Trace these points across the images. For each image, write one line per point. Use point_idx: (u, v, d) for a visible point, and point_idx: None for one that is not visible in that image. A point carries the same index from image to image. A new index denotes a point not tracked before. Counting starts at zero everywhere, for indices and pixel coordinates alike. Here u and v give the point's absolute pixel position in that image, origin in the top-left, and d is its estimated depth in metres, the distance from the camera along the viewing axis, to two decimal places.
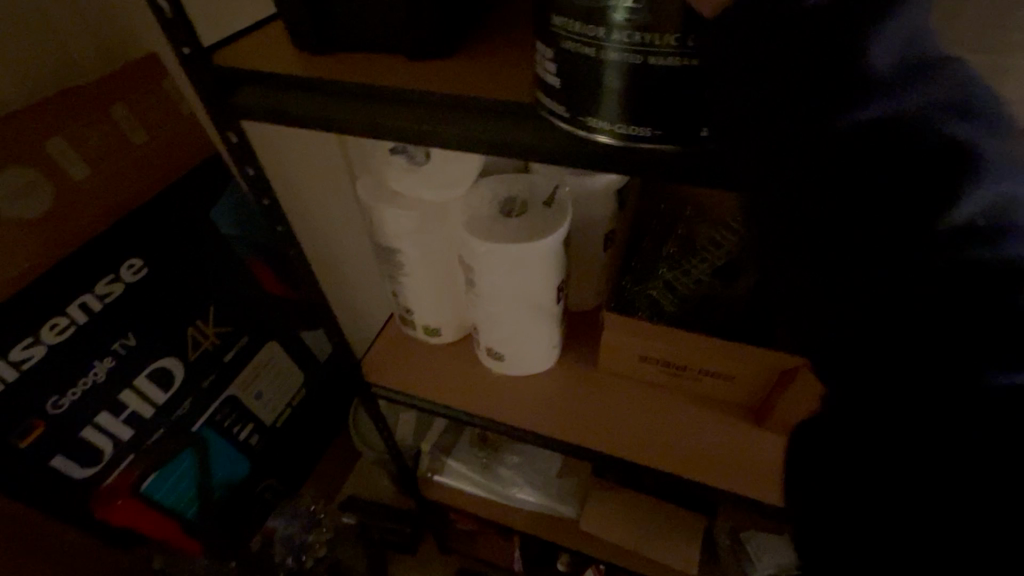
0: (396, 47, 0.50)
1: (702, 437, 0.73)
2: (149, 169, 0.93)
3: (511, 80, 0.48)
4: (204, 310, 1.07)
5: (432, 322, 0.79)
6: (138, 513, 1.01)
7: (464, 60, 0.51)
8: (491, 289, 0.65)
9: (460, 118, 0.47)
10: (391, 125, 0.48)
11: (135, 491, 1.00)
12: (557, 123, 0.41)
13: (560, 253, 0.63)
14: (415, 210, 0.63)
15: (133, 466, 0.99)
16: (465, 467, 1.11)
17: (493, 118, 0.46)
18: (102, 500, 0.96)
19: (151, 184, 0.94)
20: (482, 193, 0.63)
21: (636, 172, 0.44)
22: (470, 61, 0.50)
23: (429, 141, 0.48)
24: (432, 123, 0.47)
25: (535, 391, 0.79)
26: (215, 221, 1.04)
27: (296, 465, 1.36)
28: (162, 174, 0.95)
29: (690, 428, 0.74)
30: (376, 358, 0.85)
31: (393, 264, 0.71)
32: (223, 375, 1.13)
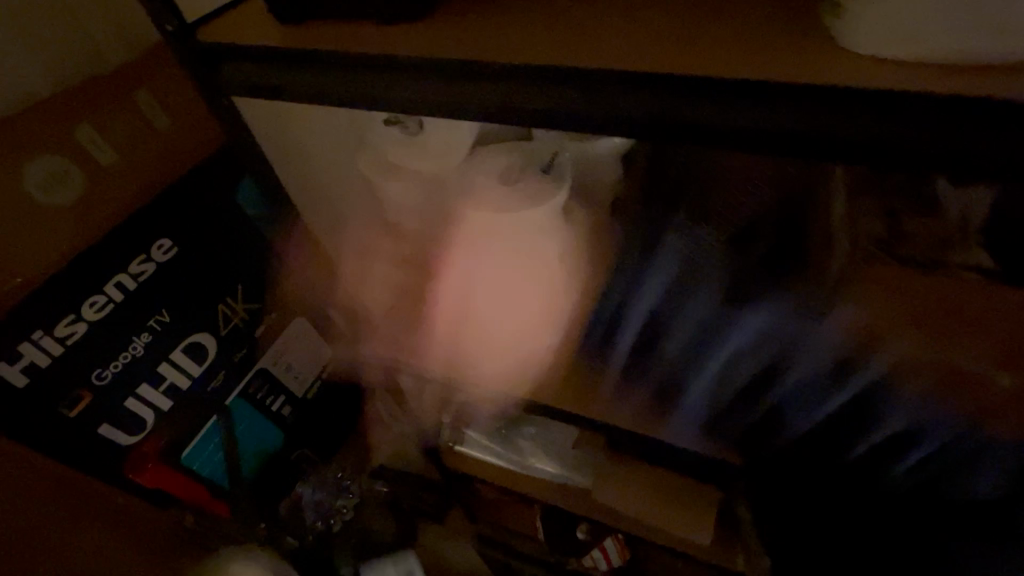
0: (370, 12, 0.49)
1: None
2: (175, 151, 0.96)
3: (496, 40, 0.46)
4: (232, 288, 1.10)
5: (441, 295, 0.79)
6: (169, 477, 1.03)
7: (439, 20, 0.49)
8: (491, 260, 0.65)
9: (447, 84, 0.46)
10: (375, 92, 0.48)
11: (162, 457, 1.03)
12: (555, 16, 0.48)
13: (559, 222, 0.62)
14: (412, 182, 0.63)
15: (160, 434, 1.04)
16: (482, 436, 1.14)
17: (465, 82, 0.45)
18: (134, 465, 1.00)
19: (173, 168, 0.95)
20: (478, 162, 0.62)
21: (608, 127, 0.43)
22: (446, 22, 0.49)
23: (404, 108, 0.48)
24: (419, 89, 0.46)
25: (543, 364, 0.79)
26: (240, 202, 1.07)
27: (328, 437, 1.41)
28: (184, 159, 0.96)
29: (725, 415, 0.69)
30: (390, 332, 0.86)
31: (399, 238, 0.71)
32: (254, 349, 1.17)
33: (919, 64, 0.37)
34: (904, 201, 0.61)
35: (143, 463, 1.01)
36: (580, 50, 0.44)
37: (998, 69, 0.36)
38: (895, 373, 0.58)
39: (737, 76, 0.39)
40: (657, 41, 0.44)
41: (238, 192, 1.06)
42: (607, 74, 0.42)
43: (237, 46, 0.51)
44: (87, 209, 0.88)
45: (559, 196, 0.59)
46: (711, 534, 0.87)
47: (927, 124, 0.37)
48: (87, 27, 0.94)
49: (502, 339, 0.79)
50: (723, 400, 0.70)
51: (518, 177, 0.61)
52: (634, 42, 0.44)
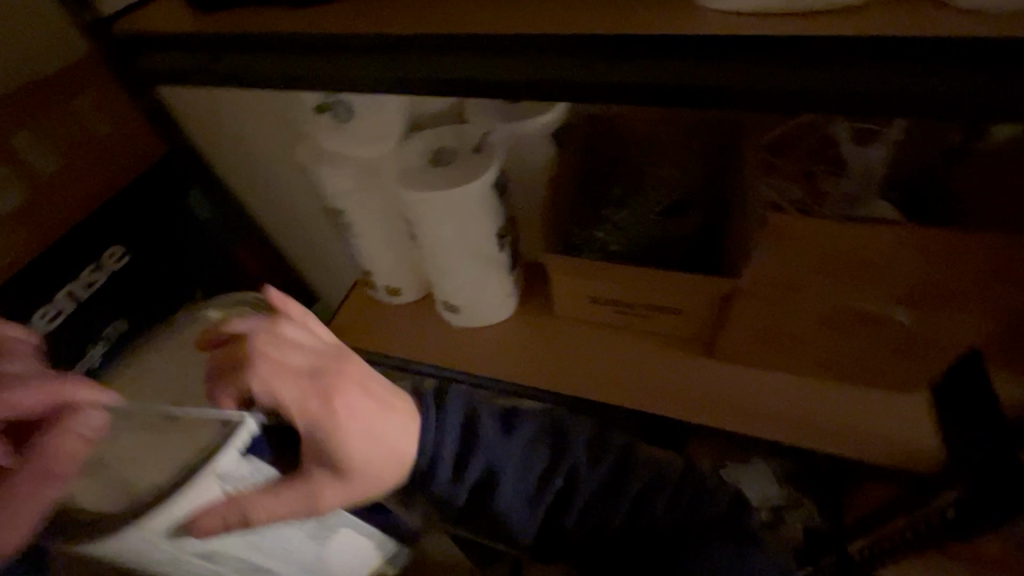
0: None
1: (652, 377, 0.74)
2: (116, 159, 0.93)
3: (403, 15, 0.49)
4: (188, 293, 1.10)
5: (391, 282, 0.81)
6: None
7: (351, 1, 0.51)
8: (430, 239, 0.67)
9: (356, 62, 0.48)
10: (289, 72, 0.50)
11: None
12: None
13: (493, 198, 0.64)
14: (348, 167, 0.65)
15: None
16: None
17: (375, 57, 0.47)
18: None
19: (116, 176, 0.94)
20: (412, 146, 0.64)
21: (512, 93, 0.46)
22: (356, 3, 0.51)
23: (321, 86, 0.50)
24: (331, 66, 0.48)
25: (490, 339, 0.81)
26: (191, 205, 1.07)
27: None
28: (127, 167, 0.95)
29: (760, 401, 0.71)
30: (345, 322, 0.87)
31: (343, 225, 0.73)
32: None
33: (762, 15, 0.41)
34: (819, 163, 0.65)
35: None
36: (484, 20, 0.46)
37: (849, 14, 0.39)
38: (816, 322, 0.62)
39: (624, 38, 0.42)
40: (557, 11, 0.46)
41: (190, 196, 1.08)
42: (498, 38, 0.44)
43: (155, 36, 0.53)
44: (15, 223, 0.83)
45: (488, 174, 0.62)
46: None
47: (802, 73, 0.39)
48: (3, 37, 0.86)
49: (452, 320, 0.81)
50: (670, 361, 0.75)
51: (451, 157, 0.63)
52: (538, 11, 0.46)
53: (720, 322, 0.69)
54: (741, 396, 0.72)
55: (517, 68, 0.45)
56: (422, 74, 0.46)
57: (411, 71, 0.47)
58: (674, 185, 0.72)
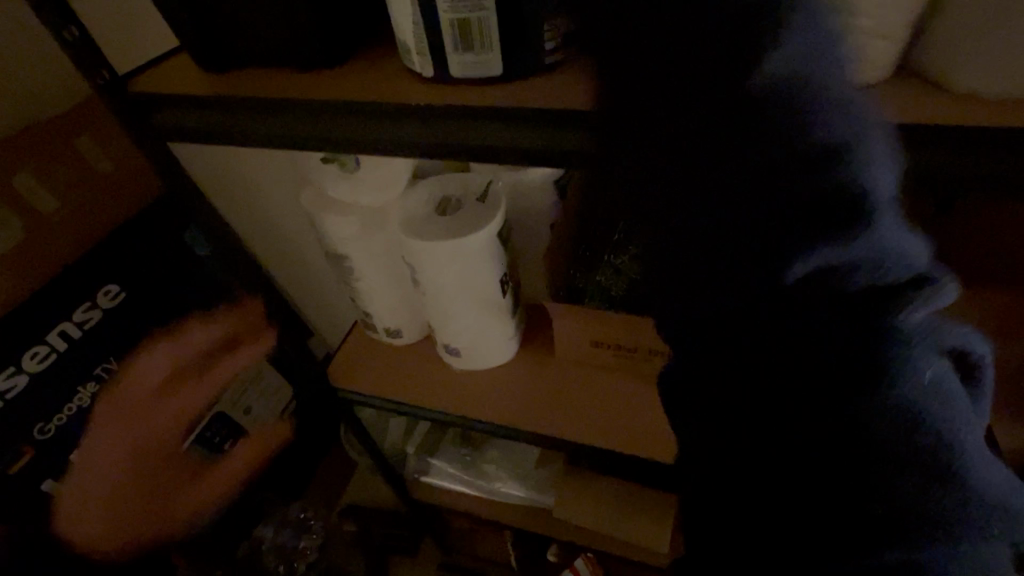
0: (291, 60, 0.52)
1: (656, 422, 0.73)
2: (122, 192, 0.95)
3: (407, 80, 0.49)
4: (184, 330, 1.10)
5: (391, 324, 0.81)
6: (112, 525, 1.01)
7: (360, 64, 0.52)
8: (433, 285, 0.67)
9: (376, 127, 0.49)
10: (312, 136, 0.51)
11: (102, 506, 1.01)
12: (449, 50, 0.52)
13: (497, 244, 0.65)
14: (354, 215, 0.66)
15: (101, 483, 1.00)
16: (448, 465, 1.14)
17: (387, 119, 0.49)
18: (70, 515, 0.97)
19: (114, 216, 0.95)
20: (419, 195, 0.65)
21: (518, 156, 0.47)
22: (363, 67, 0.52)
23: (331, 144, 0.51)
24: (352, 127, 0.50)
25: (490, 382, 0.80)
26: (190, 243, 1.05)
27: (292, 476, 1.40)
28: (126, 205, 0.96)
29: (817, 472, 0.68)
30: (343, 364, 0.85)
31: (344, 270, 0.74)
32: (208, 393, 1.16)
33: None
34: None
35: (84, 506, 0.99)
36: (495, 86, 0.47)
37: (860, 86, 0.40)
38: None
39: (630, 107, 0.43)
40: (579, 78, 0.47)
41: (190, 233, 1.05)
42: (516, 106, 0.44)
43: (169, 97, 0.54)
44: (33, 249, 0.86)
45: (493, 223, 0.62)
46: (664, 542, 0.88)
47: None
48: (35, 56, 0.89)
49: (453, 363, 0.80)
50: None
51: (456, 206, 0.64)
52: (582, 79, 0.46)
53: None
54: None
55: (533, 138, 0.45)
56: (434, 136, 0.48)
57: (430, 138, 0.48)
58: None
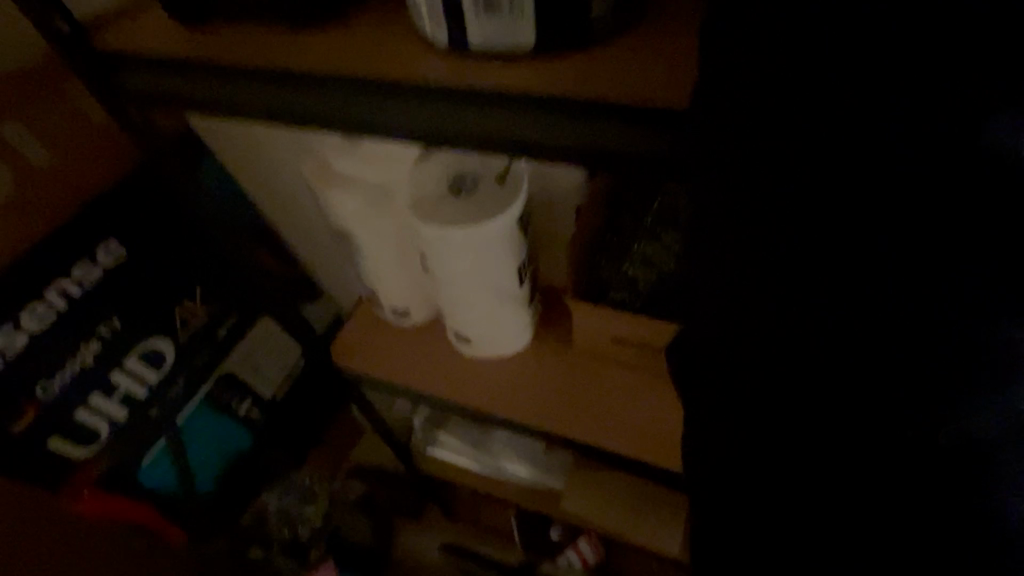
0: (274, 19, 0.47)
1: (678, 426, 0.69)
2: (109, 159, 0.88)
3: (406, 53, 0.45)
4: (189, 289, 1.07)
5: (399, 304, 0.75)
6: (109, 503, 1.00)
7: (354, 30, 0.47)
8: (444, 272, 0.61)
9: (394, 111, 0.45)
10: (323, 116, 0.47)
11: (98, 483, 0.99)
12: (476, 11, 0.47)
13: (517, 231, 0.58)
14: (359, 190, 0.59)
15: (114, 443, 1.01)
16: (455, 439, 1.12)
17: (382, 98, 0.45)
18: (68, 494, 0.95)
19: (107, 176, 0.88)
20: (431, 171, 0.58)
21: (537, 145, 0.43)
22: (358, 32, 0.47)
23: (323, 122, 0.48)
24: (367, 109, 0.46)
25: (502, 371, 0.75)
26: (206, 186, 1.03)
27: (299, 436, 1.38)
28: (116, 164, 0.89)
29: None
30: (347, 342, 0.81)
31: (348, 248, 0.68)
32: (216, 353, 1.14)
33: None
34: None
35: (80, 488, 0.96)
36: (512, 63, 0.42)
37: None
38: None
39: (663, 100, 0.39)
40: (614, 62, 0.42)
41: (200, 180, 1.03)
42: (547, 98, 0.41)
43: (141, 53, 0.50)
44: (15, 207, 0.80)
45: (513, 209, 0.55)
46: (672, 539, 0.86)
47: None
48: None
49: (464, 351, 0.75)
50: None
51: (473, 187, 0.57)
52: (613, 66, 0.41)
53: None
54: None
55: (560, 134, 0.42)
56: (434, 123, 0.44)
57: (454, 128, 0.44)
58: None
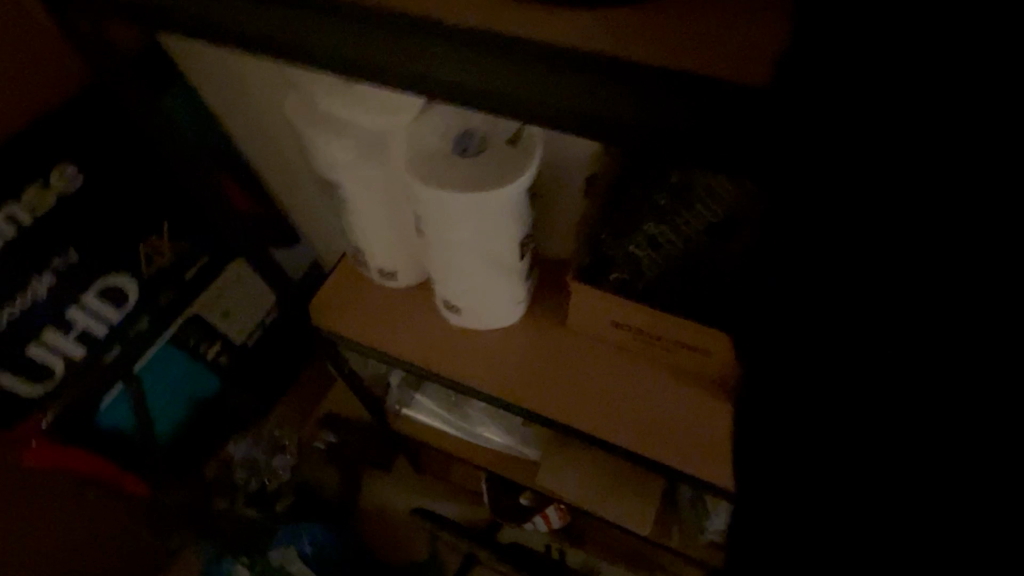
0: None
1: (669, 414, 0.67)
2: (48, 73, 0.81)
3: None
4: (156, 224, 0.99)
5: (386, 265, 0.70)
6: (59, 454, 0.93)
7: None
8: (441, 237, 0.56)
9: (399, 48, 0.40)
10: (316, 47, 0.41)
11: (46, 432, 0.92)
12: None
13: (525, 200, 0.53)
14: (352, 138, 0.53)
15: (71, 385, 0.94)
16: (432, 401, 1.10)
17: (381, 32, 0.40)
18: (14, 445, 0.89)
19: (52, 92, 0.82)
20: (435, 123, 0.52)
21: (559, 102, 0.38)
22: None
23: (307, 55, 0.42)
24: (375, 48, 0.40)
25: (490, 344, 0.72)
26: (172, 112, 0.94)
27: (269, 383, 1.33)
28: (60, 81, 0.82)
29: None
30: (328, 301, 0.76)
31: (335, 200, 0.62)
32: (183, 294, 1.07)
33: None
34: None
35: (27, 438, 0.90)
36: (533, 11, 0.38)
37: None
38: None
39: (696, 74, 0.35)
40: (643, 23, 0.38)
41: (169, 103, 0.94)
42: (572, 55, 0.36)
43: None
44: None
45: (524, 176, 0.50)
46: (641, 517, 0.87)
47: None
48: None
49: (453, 320, 0.71)
50: (699, 404, 0.67)
51: (481, 145, 0.51)
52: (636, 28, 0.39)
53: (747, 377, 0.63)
54: None
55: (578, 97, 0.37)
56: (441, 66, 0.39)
57: (472, 80, 0.39)
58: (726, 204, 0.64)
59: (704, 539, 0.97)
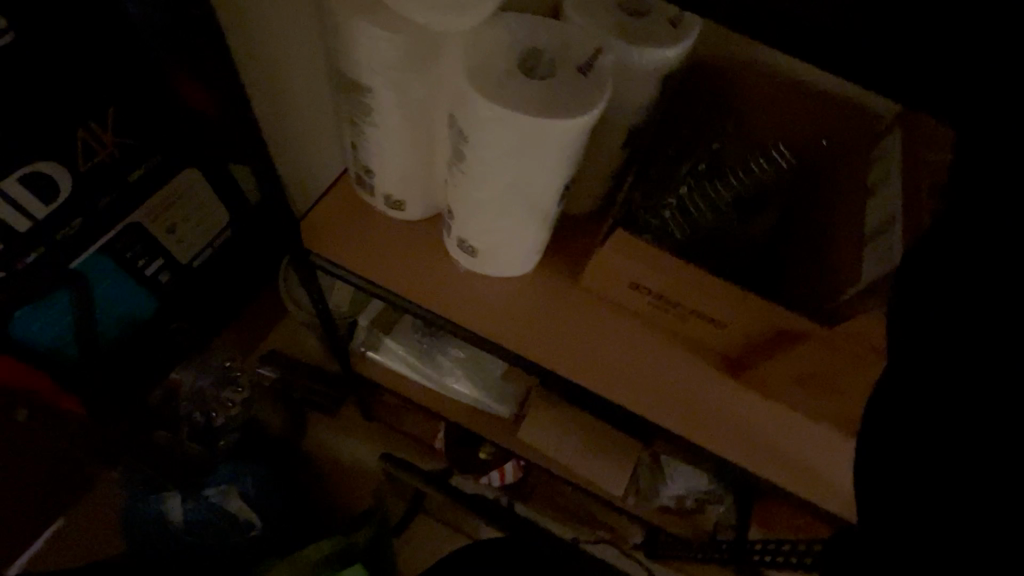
0: None
1: (668, 382, 0.67)
2: None
3: None
4: (99, 111, 0.84)
5: (396, 193, 0.64)
6: None
7: None
8: (480, 168, 0.51)
9: None
10: None
11: None
12: None
13: (581, 141, 0.49)
14: (401, 36, 0.46)
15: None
16: (401, 347, 1.04)
17: None
18: None
19: None
20: (499, 38, 0.46)
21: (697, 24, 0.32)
22: None
23: None
24: None
25: (497, 293, 0.68)
26: None
27: (213, 310, 1.20)
28: None
29: (802, 457, 0.67)
30: (321, 224, 0.68)
31: (358, 106, 0.55)
32: (126, 196, 0.93)
33: None
34: None
35: None
36: None
37: None
38: (787, 375, 0.62)
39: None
40: None
41: None
42: None
43: None
44: None
45: (592, 112, 0.46)
46: (597, 471, 0.93)
47: None
48: None
49: (461, 261, 0.67)
50: (699, 373, 0.68)
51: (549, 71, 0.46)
52: None
53: (752, 354, 0.63)
54: (740, 423, 0.67)
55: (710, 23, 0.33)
56: None
57: None
58: (757, 179, 0.64)
59: (655, 502, 1.03)
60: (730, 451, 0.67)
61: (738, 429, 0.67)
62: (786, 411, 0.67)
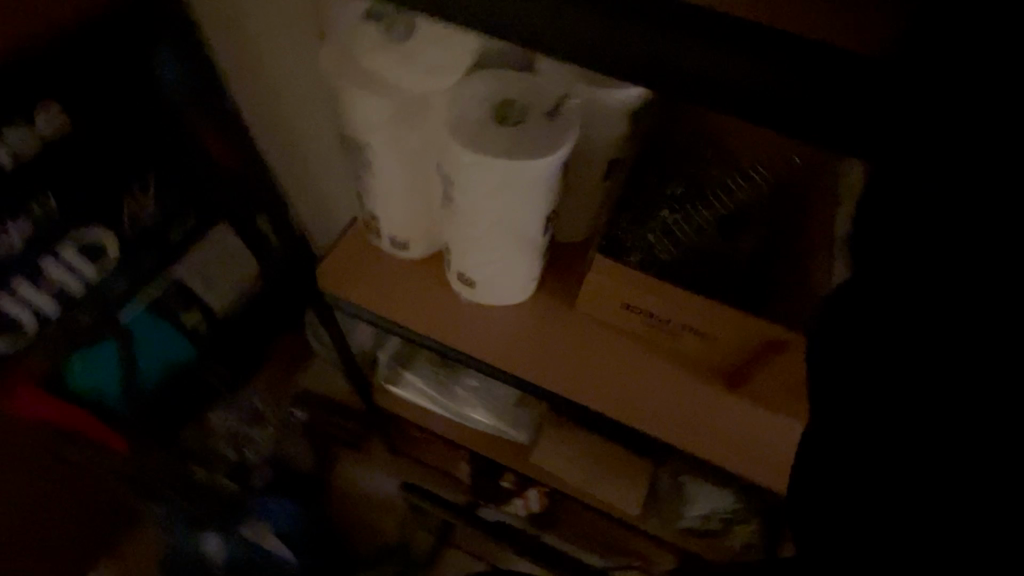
0: None
1: (669, 398, 0.69)
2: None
3: None
4: (141, 178, 0.92)
5: (401, 235, 0.69)
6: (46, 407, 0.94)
7: None
8: (468, 207, 0.56)
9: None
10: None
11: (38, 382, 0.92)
12: None
13: (556, 175, 0.54)
14: (390, 98, 0.52)
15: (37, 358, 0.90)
16: (419, 380, 1.08)
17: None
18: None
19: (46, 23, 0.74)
20: (474, 92, 0.53)
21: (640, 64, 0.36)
22: None
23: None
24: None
25: (499, 320, 0.72)
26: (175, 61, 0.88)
27: (246, 354, 1.28)
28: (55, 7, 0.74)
29: None
30: (333, 266, 0.75)
31: (359, 161, 0.61)
32: (165, 255, 1.01)
33: None
34: None
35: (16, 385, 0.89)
36: None
37: None
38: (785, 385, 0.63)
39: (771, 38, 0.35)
40: None
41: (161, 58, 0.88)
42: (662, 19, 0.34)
43: None
44: None
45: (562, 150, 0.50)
46: (616, 495, 0.93)
47: None
48: None
49: (463, 293, 0.71)
50: (700, 387, 0.69)
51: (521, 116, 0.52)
52: None
53: (749, 365, 0.65)
54: (745, 436, 0.67)
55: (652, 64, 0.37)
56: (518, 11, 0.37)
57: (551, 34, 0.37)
58: (738, 198, 0.67)
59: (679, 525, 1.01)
60: (740, 467, 0.67)
61: (745, 443, 0.67)
62: (791, 425, 0.68)
